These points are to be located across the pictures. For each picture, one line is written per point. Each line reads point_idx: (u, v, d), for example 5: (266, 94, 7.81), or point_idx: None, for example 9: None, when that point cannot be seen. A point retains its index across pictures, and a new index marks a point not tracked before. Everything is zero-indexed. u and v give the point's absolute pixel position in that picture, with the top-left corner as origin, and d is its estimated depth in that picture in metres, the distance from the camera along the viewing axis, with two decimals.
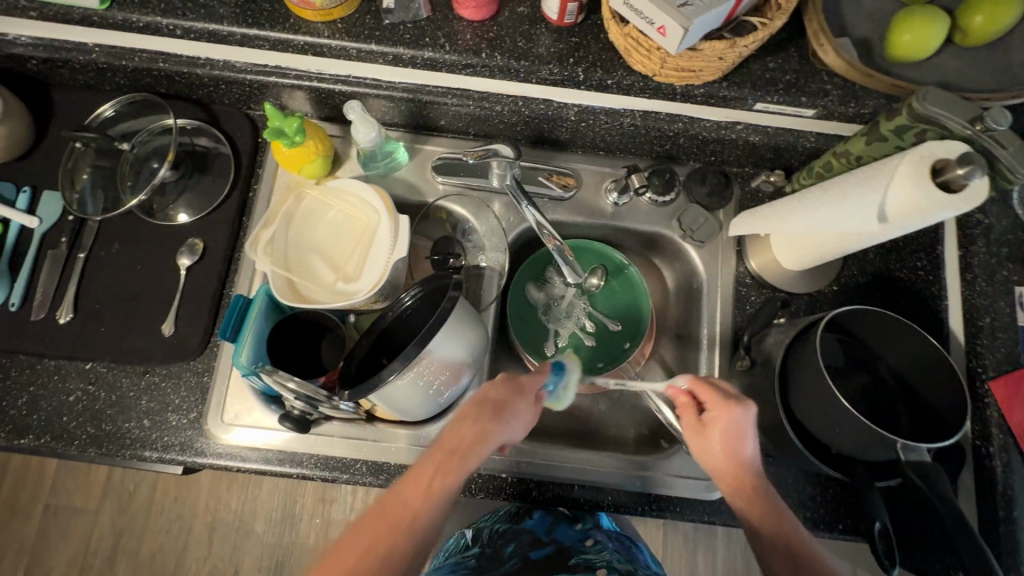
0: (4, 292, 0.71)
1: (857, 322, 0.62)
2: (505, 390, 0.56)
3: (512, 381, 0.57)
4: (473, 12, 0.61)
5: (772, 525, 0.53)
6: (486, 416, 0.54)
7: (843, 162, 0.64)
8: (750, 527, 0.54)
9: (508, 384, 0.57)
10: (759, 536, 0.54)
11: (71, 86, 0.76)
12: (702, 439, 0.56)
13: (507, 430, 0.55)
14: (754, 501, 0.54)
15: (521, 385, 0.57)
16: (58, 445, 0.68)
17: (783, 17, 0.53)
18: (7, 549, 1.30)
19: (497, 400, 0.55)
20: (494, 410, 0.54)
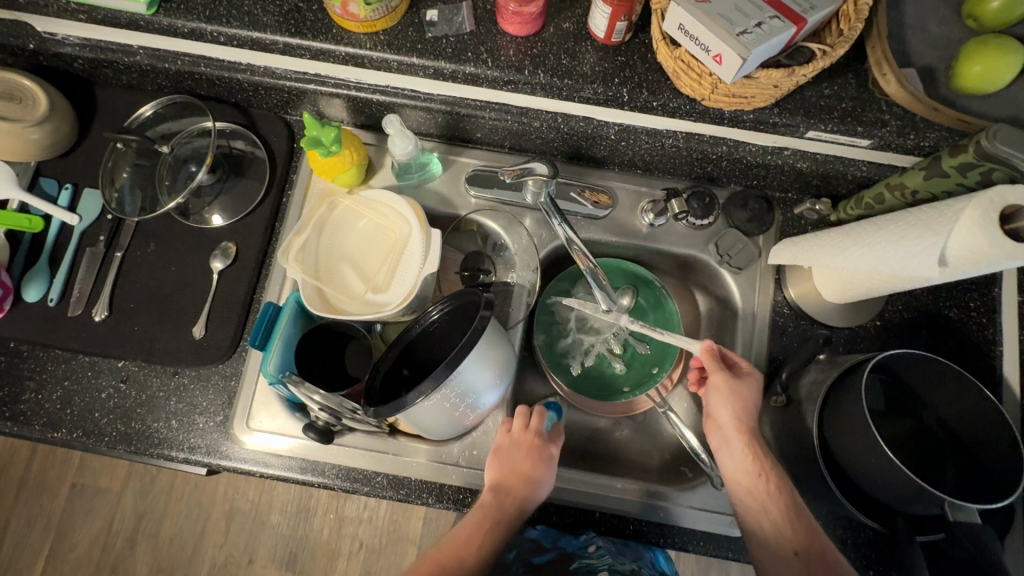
0: (44, 286, 0.72)
1: (904, 366, 0.59)
2: (541, 461, 0.64)
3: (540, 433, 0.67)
4: (518, 27, 0.60)
5: (776, 487, 0.58)
6: (530, 478, 0.63)
7: (897, 196, 0.61)
8: (756, 487, 0.59)
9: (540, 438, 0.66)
10: (764, 495, 0.58)
11: (114, 85, 0.77)
12: (732, 399, 0.61)
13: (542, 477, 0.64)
14: (765, 464, 0.59)
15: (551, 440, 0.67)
16: (89, 441, 0.69)
17: (846, 45, 0.50)
18: (33, 525, 1.35)
19: (534, 461, 0.64)
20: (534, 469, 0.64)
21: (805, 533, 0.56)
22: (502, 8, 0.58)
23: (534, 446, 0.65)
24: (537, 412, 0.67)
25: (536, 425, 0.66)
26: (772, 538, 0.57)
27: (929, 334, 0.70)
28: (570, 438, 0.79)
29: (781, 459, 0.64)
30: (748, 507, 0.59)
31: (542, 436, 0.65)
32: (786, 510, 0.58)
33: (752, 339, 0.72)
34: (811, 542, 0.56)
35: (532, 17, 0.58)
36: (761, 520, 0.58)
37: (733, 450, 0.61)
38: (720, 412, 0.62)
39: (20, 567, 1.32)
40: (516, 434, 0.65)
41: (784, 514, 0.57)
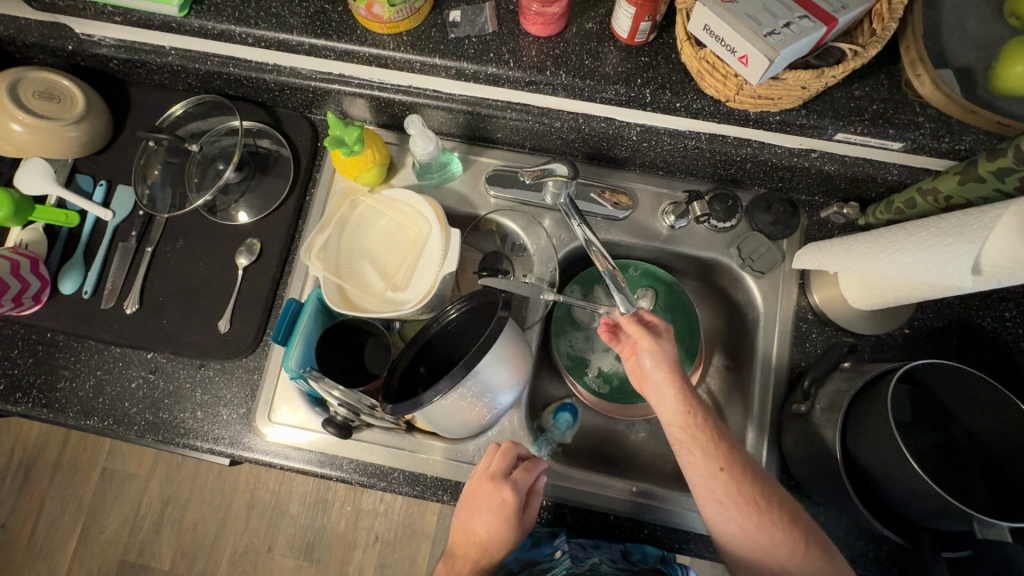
0: (79, 279, 0.75)
1: (934, 376, 0.57)
2: (493, 513, 0.59)
3: (507, 470, 0.61)
4: (541, 28, 0.59)
5: (703, 415, 0.58)
6: (485, 527, 0.60)
7: (929, 200, 0.59)
8: (687, 420, 0.58)
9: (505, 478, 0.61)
10: (693, 424, 0.58)
11: (148, 85, 0.80)
12: (661, 357, 0.61)
13: (501, 529, 0.60)
14: (691, 397, 0.59)
15: (517, 480, 0.61)
16: (119, 429, 0.72)
17: (879, 45, 0.49)
18: (66, 506, 1.40)
19: (491, 507, 0.60)
20: (490, 517, 0.60)
21: (728, 451, 0.57)
22: (525, 9, 0.58)
23: (488, 495, 0.60)
24: (499, 452, 0.62)
25: (496, 467, 0.61)
26: (700, 461, 0.57)
27: (959, 343, 0.67)
28: (586, 439, 0.79)
29: (802, 468, 0.63)
30: (678, 441, 0.58)
31: (500, 481, 0.60)
32: (712, 433, 0.57)
33: (773, 344, 0.71)
34: (735, 460, 0.56)
35: (555, 18, 0.58)
36: (689, 450, 0.57)
37: (665, 394, 0.60)
38: (645, 366, 0.62)
39: (53, 546, 1.38)
40: (477, 478, 0.62)
41: (710, 437, 0.57)
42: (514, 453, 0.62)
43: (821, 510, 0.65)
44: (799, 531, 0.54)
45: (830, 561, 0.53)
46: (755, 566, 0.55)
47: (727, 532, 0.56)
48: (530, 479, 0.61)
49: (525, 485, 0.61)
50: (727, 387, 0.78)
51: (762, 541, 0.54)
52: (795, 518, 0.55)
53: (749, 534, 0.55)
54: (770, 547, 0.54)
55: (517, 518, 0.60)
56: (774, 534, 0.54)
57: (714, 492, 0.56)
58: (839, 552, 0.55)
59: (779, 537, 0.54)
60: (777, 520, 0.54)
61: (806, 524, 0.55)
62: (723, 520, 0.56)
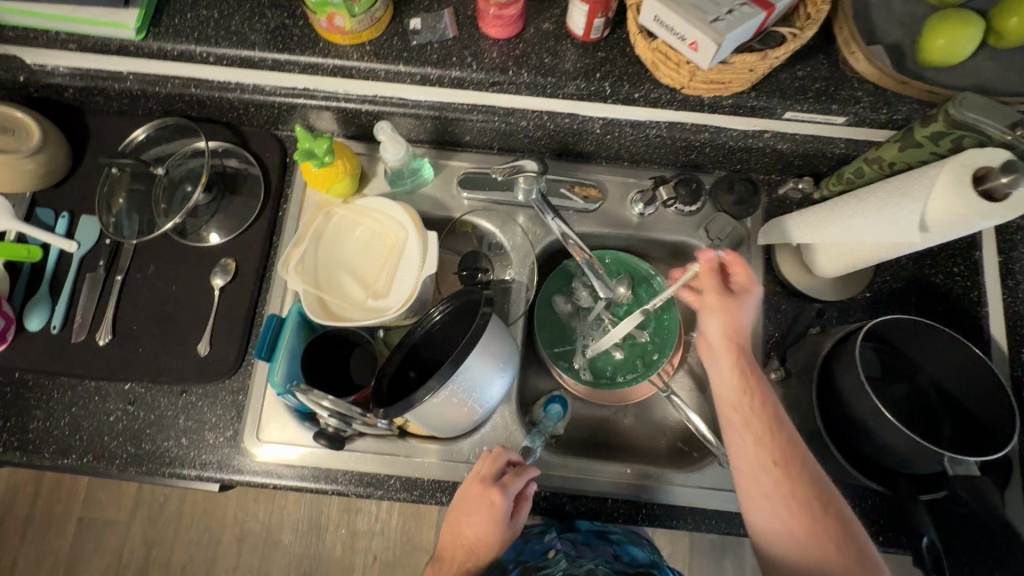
0: (46, 315, 0.72)
1: (896, 332, 0.61)
2: (481, 516, 0.60)
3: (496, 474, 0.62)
4: (500, 30, 0.62)
5: (760, 398, 0.57)
6: (473, 529, 0.61)
7: (876, 169, 0.63)
8: (741, 396, 0.57)
9: (494, 483, 0.61)
10: (746, 403, 0.57)
11: (105, 113, 0.78)
12: (728, 319, 0.58)
13: (487, 532, 0.60)
14: (749, 375, 0.58)
15: (506, 486, 0.61)
16: (100, 465, 0.70)
17: (814, 27, 0.53)
18: (42, 562, 1.33)
19: (478, 509, 0.61)
20: (478, 520, 0.61)
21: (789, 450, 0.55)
22: (482, 12, 0.60)
23: (476, 498, 0.61)
24: (490, 456, 0.63)
25: (486, 470, 0.62)
26: (751, 449, 0.56)
27: (918, 301, 0.71)
28: (578, 429, 0.80)
29: None
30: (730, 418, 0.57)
31: (488, 485, 0.61)
32: (768, 415, 0.56)
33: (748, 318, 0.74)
34: (789, 451, 0.55)
35: (513, 19, 0.60)
36: (741, 436, 0.56)
37: (720, 366, 0.59)
38: (710, 328, 0.59)
39: None
40: (467, 483, 0.63)
41: (766, 426, 0.56)
42: (504, 459, 0.63)
43: None
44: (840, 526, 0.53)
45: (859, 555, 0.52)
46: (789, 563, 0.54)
47: (766, 526, 0.55)
48: (519, 484, 0.62)
49: (513, 490, 0.61)
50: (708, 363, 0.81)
51: (803, 541, 0.53)
52: (846, 530, 0.53)
53: (793, 531, 0.54)
54: (763, 475, 0.55)
55: (504, 522, 0.60)
56: (818, 536, 0.53)
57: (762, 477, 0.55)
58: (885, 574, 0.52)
59: (826, 542, 0.52)
60: (826, 526, 0.53)
61: (847, 519, 0.54)
62: (768, 511, 0.55)
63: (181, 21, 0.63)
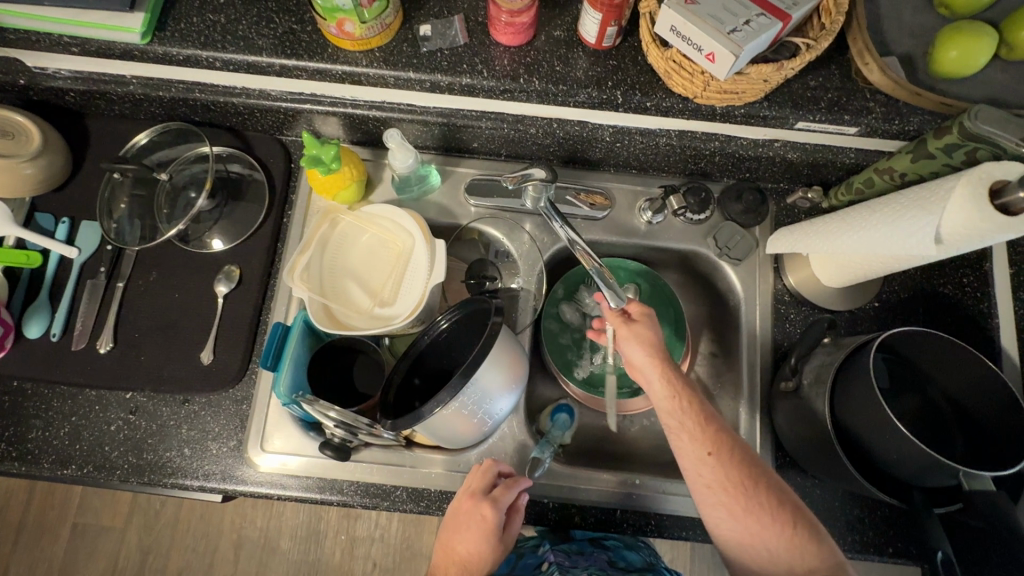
0: (46, 322, 0.71)
1: (909, 345, 0.60)
2: (474, 530, 0.60)
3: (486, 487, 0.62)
4: (511, 37, 0.61)
5: (688, 400, 0.59)
6: (464, 543, 0.60)
7: (886, 179, 0.63)
8: (673, 406, 0.59)
9: (484, 495, 0.61)
10: (680, 412, 0.59)
11: (107, 116, 0.77)
12: (641, 338, 0.62)
13: (478, 546, 0.60)
14: (677, 384, 0.60)
15: (496, 498, 0.61)
16: (100, 475, 0.68)
17: (830, 38, 0.52)
18: (36, 569, 1.32)
19: (469, 522, 0.60)
20: (469, 533, 0.60)
21: (731, 456, 0.57)
22: (494, 19, 0.59)
23: (468, 512, 0.61)
24: (479, 470, 0.63)
25: (476, 484, 0.62)
26: (688, 446, 0.58)
27: (926, 311, 0.71)
28: (585, 438, 0.79)
29: (796, 444, 0.65)
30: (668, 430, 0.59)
31: (479, 498, 0.61)
32: (702, 420, 0.58)
33: (757, 328, 0.73)
34: (722, 441, 0.57)
35: (525, 27, 0.60)
36: (678, 436, 0.58)
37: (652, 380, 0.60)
38: (631, 354, 0.62)
39: None
40: (458, 499, 0.63)
41: (698, 424, 0.58)
42: (495, 471, 0.63)
43: (816, 483, 0.68)
44: (793, 518, 0.55)
45: (815, 540, 0.54)
46: (742, 546, 0.56)
47: (717, 518, 0.57)
48: (511, 496, 0.61)
49: (505, 502, 0.61)
50: (715, 373, 0.80)
51: (750, 526, 0.55)
52: (785, 503, 0.55)
53: (738, 518, 0.55)
54: (702, 468, 0.57)
55: (496, 535, 0.60)
56: (762, 517, 0.55)
57: (709, 487, 0.56)
58: (829, 537, 0.55)
59: (767, 520, 0.55)
60: (768, 507, 0.55)
61: (797, 507, 0.56)
62: (714, 505, 0.57)
63: (188, 25, 0.62)
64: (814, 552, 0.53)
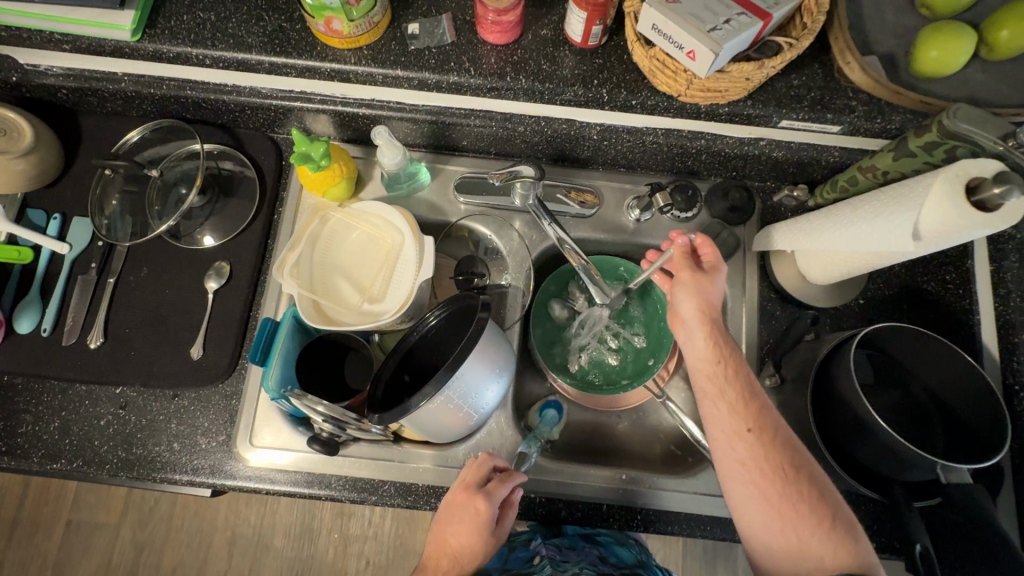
0: (37, 317, 0.72)
1: (889, 341, 0.61)
2: (467, 522, 0.60)
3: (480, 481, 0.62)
4: (498, 36, 0.62)
5: (733, 368, 0.57)
6: (457, 536, 0.60)
7: (869, 178, 0.64)
8: (715, 371, 0.57)
9: (478, 489, 0.61)
10: (723, 379, 0.56)
11: (99, 113, 0.77)
12: (699, 295, 0.59)
13: (470, 538, 0.60)
14: (725, 350, 0.57)
15: (491, 492, 0.61)
16: (90, 469, 0.69)
17: (811, 37, 0.53)
18: (30, 565, 1.32)
19: (463, 514, 0.60)
20: (462, 526, 0.60)
21: (769, 434, 0.54)
22: (481, 18, 0.60)
23: (462, 504, 0.61)
24: (475, 463, 0.64)
25: (472, 477, 0.63)
26: (726, 417, 0.55)
27: (910, 308, 0.72)
28: (573, 434, 0.80)
29: None
30: (705, 394, 0.57)
31: (473, 491, 0.61)
32: (743, 393, 0.56)
33: (743, 324, 0.74)
34: (764, 419, 0.55)
35: (511, 25, 0.60)
36: (717, 405, 0.56)
37: (695, 335, 0.58)
38: (682, 306, 0.60)
39: None
40: (452, 492, 0.63)
41: (741, 396, 0.56)
42: (490, 465, 0.64)
43: None
44: (824, 510, 0.53)
45: (849, 536, 0.53)
46: (770, 534, 0.54)
47: (746, 499, 0.55)
48: (505, 490, 0.62)
49: (499, 496, 0.61)
50: None
51: (783, 512, 0.53)
52: (822, 495, 0.53)
53: (770, 502, 0.54)
54: (739, 444, 0.55)
55: (488, 528, 0.60)
56: (798, 504, 0.53)
57: (742, 464, 0.54)
58: (862, 534, 0.54)
59: (802, 507, 0.53)
60: (804, 493, 0.53)
61: (834, 499, 0.54)
62: (743, 484, 0.54)
63: (178, 23, 0.63)
64: (845, 548, 0.52)
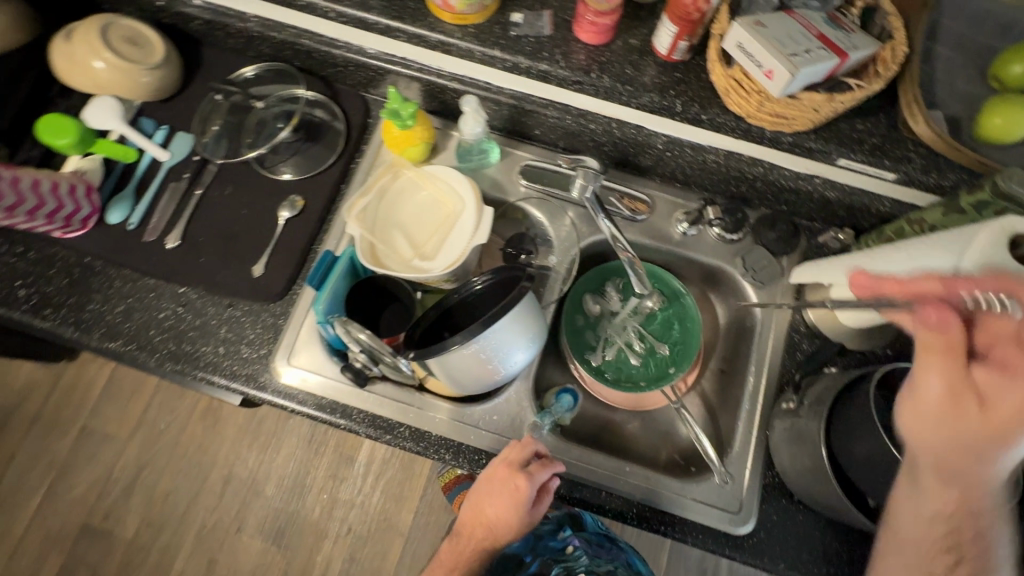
0: (127, 211, 0.79)
1: (912, 384, 0.64)
2: (506, 497, 0.65)
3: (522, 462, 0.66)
4: (591, 36, 0.68)
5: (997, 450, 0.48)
6: (499, 508, 0.66)
7: (916, 230, 0.67)
8: (944, 467, 0.51)
9: (519, 469, 0.65)
10: (951, 467, 0.50)
11: (220, 47, 0.86)
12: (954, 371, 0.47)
13: (509, 512, 0.66)
14: (995, 436, 0.47)
15: (531, 475, 0.65)
16: (141, 355, 0.75)
17: (880, 84, 0.58)
18: (39, 460, 1.39)
19: (505, 491, 0.65)
20: (504, 501, 0.66)
21: (965, 509, 0.52)
22: (580, 17, 0.66)
23: (503, 481, 0.65)
24: (519, 444, 0.67)
25: (514, 457, 0.66)
26: (926, 496, 0.53)
27: None
28: (584, 424, 0.82)
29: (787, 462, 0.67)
30: (919, 485, 0.53)
31: (515, 470, 0.65)
32: (963, 485, 0.51)
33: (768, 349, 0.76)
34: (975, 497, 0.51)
35: (606, 29, 0.66)
36: (928, 492, 0.52)
37: (939, 425, 0.49)
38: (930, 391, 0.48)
39: (19, 499, 1.36)
40: (494, 466, 0.67)
41: (952, 481, 0.51)
42: (532, 448, 0.67)
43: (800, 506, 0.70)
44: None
45: None
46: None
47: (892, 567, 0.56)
48: (545, 474, 0.66)
49: (539, 479, 0.65)
50: (719, 390, 0.83)
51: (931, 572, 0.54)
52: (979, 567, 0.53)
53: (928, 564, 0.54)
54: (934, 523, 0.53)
55: (523, 506, 0.65)
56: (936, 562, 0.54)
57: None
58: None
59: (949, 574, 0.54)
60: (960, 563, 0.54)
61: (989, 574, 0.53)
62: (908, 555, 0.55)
63: None
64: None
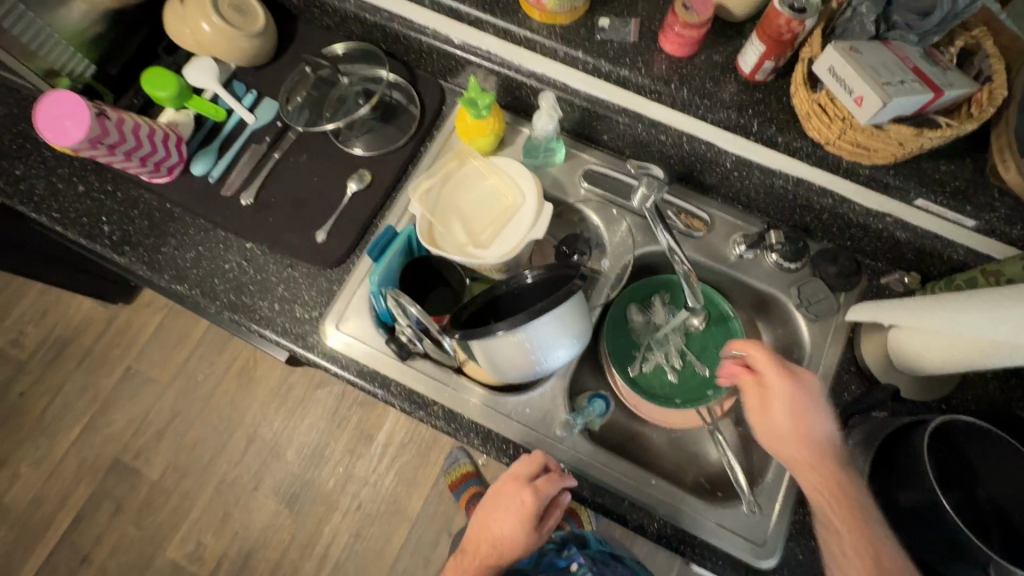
0: (209, 164, 0.84)
1: (966, 441, 0.62)
2: (514, 509, 0.67)
3: (530, 476, 0.67)
4: (675, 47, 0.68)
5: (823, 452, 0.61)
6: (506, 520, 0.68)
7: (991, 281, 0.64)
8: (819, 480, 0.60)
9: (526, 482, 0.67)
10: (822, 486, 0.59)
11: (315, 24, 0.91)
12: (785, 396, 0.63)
13: (515, 525, 0.67)
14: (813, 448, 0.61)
15: (537, 489, 0.66)
16: (203, 300, 0.79)
17: (972, 125, 0.56)
18: (84, 393, 1.47)
19: (514, 503, 0.67)
20: (512, 513, 0.67)
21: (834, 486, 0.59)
22: (667, 27, 0.67)
23: (511, 493, 0.67)
24: (527, 458, 0.68)
25: (522, 470, 0.67)
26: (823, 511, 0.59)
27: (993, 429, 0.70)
28: (613, 432, 0.82)
29: None
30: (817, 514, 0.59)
31: (523, 483, 0.67)
32: (828, 481, 0.59)
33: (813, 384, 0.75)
34: (837, 498, 0.58)
35: (691, 41, 0.67)
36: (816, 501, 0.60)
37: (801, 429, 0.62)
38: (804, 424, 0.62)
39: (61, 426, 1.45)
40: (504, 479, 0.69)
41: (824, 486, 0.59)
42: (541, 462, 0.68)
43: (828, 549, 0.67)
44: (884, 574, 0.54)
45: None
46: None
47: None
48: (553, 489, 0.66)
49: (547, 493, 0.66)
50: None
51: None
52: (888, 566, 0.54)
53: None
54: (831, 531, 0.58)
55: (530, 519, 0.67)
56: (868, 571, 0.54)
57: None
58: None
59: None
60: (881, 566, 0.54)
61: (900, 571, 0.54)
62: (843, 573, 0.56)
63: None
64: None
